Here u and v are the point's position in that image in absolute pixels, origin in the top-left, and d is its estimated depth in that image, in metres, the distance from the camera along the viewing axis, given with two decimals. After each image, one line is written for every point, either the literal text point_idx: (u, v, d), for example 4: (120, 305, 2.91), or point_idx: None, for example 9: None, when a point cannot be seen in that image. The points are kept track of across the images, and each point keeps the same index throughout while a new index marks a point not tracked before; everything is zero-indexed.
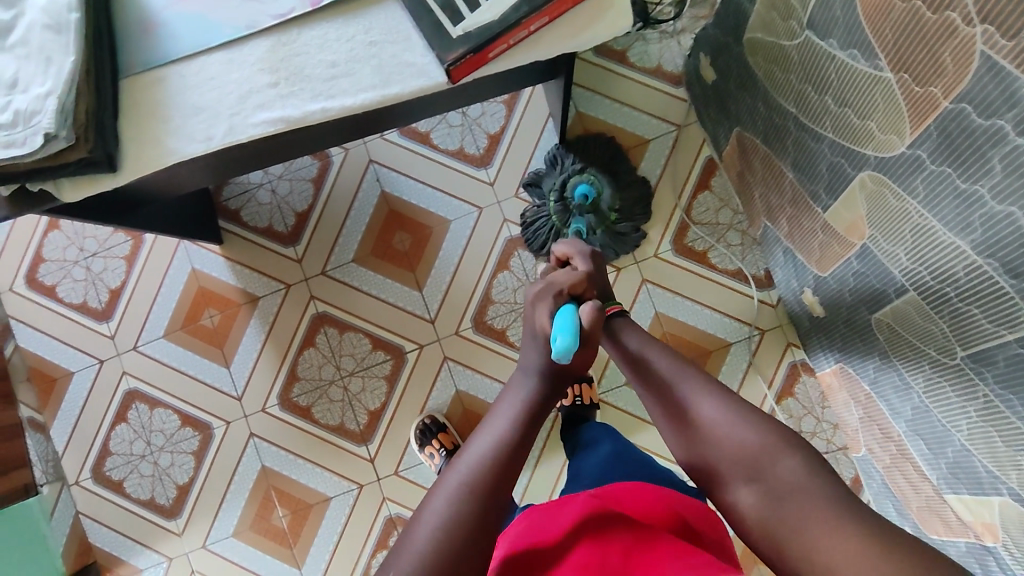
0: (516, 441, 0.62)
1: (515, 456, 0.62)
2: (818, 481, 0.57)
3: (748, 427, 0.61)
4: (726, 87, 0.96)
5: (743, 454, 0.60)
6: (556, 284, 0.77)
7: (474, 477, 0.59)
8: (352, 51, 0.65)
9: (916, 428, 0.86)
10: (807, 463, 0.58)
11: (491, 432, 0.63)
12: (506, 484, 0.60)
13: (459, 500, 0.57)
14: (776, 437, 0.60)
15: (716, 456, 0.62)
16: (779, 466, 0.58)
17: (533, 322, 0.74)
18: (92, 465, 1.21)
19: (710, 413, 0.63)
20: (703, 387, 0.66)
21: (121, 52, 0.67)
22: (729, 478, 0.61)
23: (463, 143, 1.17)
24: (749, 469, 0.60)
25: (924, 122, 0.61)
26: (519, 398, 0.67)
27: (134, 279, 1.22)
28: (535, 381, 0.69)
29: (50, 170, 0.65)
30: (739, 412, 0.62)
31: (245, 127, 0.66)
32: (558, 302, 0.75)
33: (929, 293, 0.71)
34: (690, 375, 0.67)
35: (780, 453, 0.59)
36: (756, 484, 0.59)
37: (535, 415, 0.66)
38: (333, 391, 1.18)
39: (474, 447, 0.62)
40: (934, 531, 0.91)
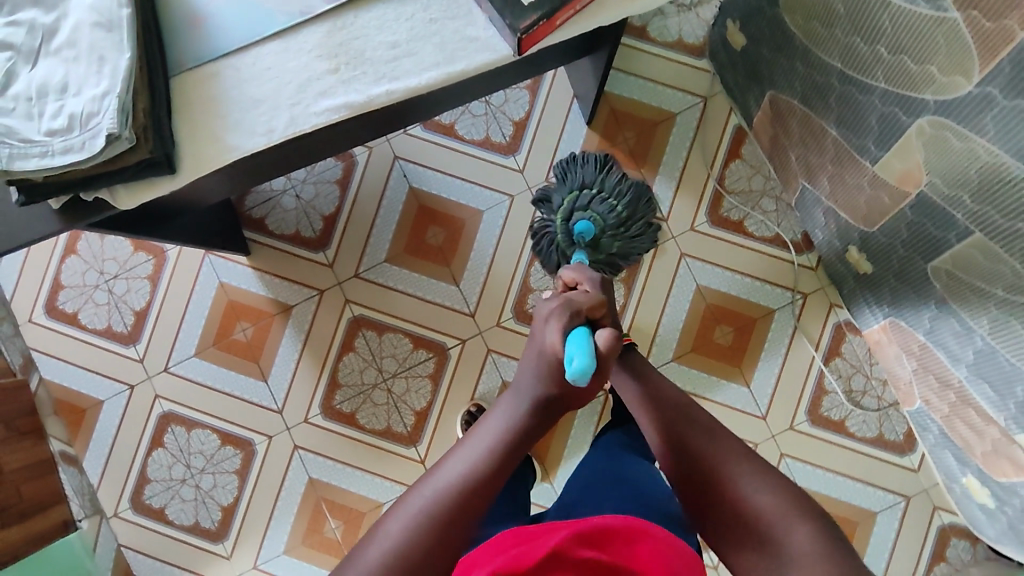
0: (490, 473, 0.59)
1: (487, 489, 0.58)
2: (830, 552, 0.54)
3: (763, 486, 0.59)
4: (758, 52, 0.97)
5: (753, 518, 0.58)
6: (575, 303, 0.70)
7: (436, 503, 0.56)
8: (412, 29, 0.64)
9: (980, 371, 0.86)
10: (820, 531, 0.56)
11: (465, 455, 0.60)
12: (470, 516, 0.57)
13: (418, 525, 0.55)
14: (788, 504, 0.58)
15: (724, 514, 0.60)
16: (789, 530, 0.56)
17: (542, 341, 0.67)
18: (130, 495, 1.17)
19: (725, 466, 0.62)
20: (717, 441, 0.64)
21: (170, 49, 0.65)
22: (735, 541, 0.59)
23: (489, 132, 1.16)
24: (759, 533, 0.57)
25: (995, 57, 0.61)
26: (502, 421, 0.63)
27: (159, 298, 1.18)
28: (525, 404, 0.64)
29: (108, 175, 0.62)
30: (754, 473, 0.61)
31: (307, 116, 0.64)
32: (573, 322, 0.67)
33: (997, 232, 0.71)
34: (704, 429, 0.66)
35: (792, 521, 0.57)
36: (764, 551, 0.57)
37: (516, 446, 0.62)
38: (377, 394, 1.16)
39: (444, 469, 0.59)
40: (1002, 474, 0.90)
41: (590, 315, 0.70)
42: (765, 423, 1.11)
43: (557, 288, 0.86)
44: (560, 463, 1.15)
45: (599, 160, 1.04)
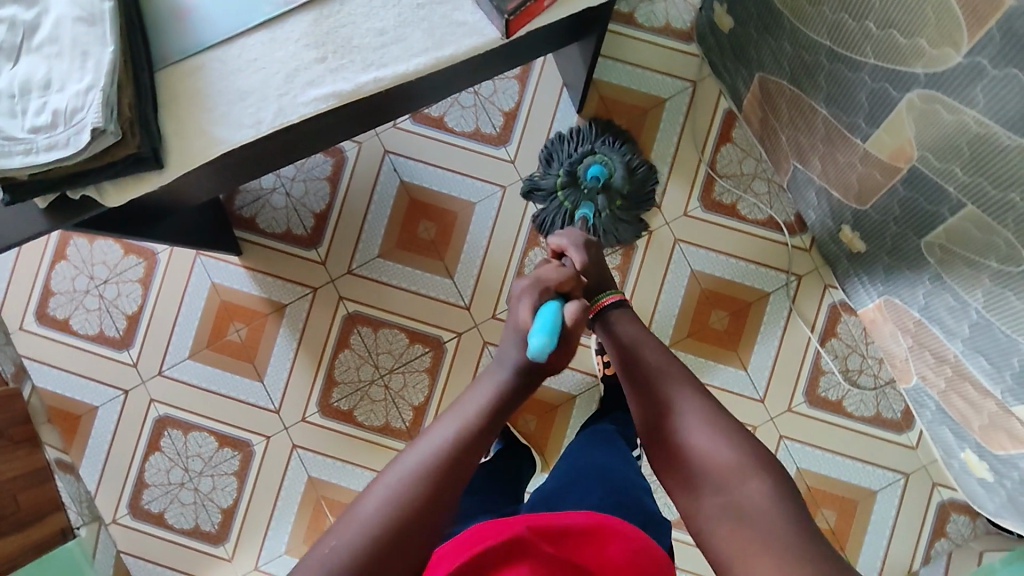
0: (478, 433, 0.60)
1: (476, 448, 0.60)
2: (780, 506, 0.58)
3: (726, 442, 0.63)
4: (746, 34, 0.97)
5: (715, 469, 0.62)
6: (543, 280, 0.73)
7: (429, 459, 0.57)
8: (400, 15, 0.63)
9: (976, 344, 0.86)
10: (774, 487, 0.59)
11: (456, 418, 0.61)
12: (460, 473, 0.58)
13: (413, 481, 0.56)
14: (748, 458, 0.61)
15: (687, 462, 0.64)
16: (745, 485, 0.60)
17: (514, 317, 0.71)
18: (129, 500, 1.16)
19: (693, 421, 0.65)
20: (688, 393, 0.68)
21: (154, 43, 0.64)
22: (694, 489, 0.63)
23: (479, 123, 1.15)
24: (718, 482, 0.61)
25: (984, 26, 0.61)
26: (490, 388, 0.64)
27: (151, 302, 1.17)
28: (510, 371, 0.66)
29: (95, 172, 0.61)
30: (720, 428, 0.64)
31: (295, 107, 0.64)
32: (542, 299, 0.71)
33: (989, 203, 0.71)
34: (676, 381, 0.69)
35: (749, 475, 0.60)
36: (721, 499, 0.60)
37: (502, 408, 0.64)
38: (374, 390, 1.15)
39: (437, 429, 0.60)
40: (1000, 447, 0.91)
41: (560, 289, 0.74)
42: (763, 406, 1.11)
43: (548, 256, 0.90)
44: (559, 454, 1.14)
45: (590, 129, 1.09)
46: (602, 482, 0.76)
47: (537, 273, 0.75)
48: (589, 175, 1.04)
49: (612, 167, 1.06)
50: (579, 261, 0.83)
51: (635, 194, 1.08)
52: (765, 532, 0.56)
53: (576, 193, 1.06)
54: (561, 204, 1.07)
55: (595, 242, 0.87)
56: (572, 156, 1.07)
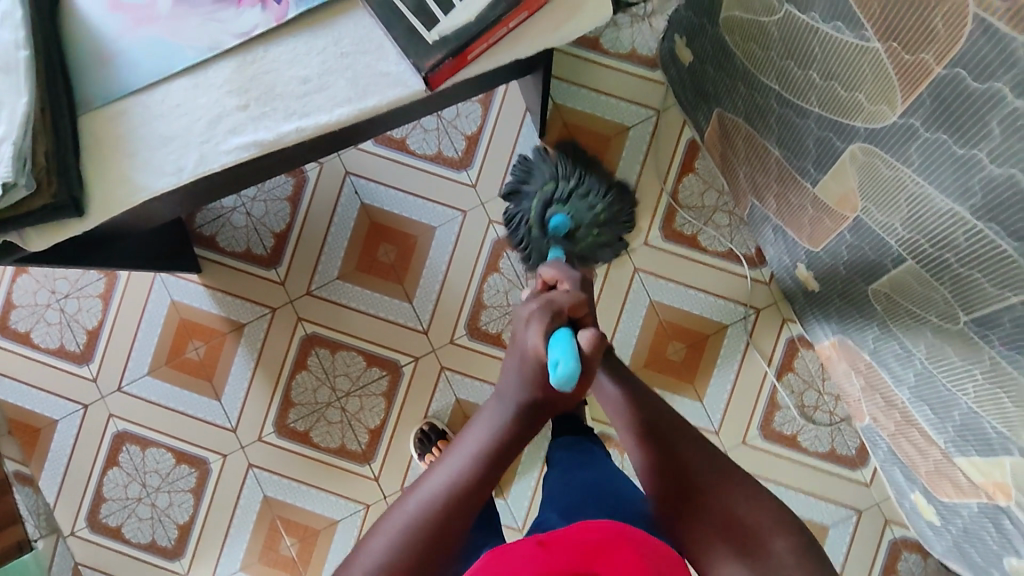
0: (471, 484, 0.56)
1: (473, 498, 0.56)
2: (811, 567, 0.54)
3: (749, 501, 0.58)
4: (704, 69, 0.95)
5: (735, 526, 0.56)
6: (554, 304, 0.66)
7: (419, 517, 0.54)
8: (324, 63, 0.63)
9: (920, 394, 0.85)
10: (801, 545, 0.55)
11: (450, 463, 0.57)
12: (453, 530, 0.55)
13: (403, 540, 0.53)
14: (774, 516, 0.56)
15: (706, 522, 0.58)
16: (776, 547, 0.55)
17: (523, 343, 0.64)
18: (87, 514, 1.17)
19: (714, 481, 0.59)
20: (701, 449, 0.62)
21: (77, 87, 0.63)
22: (716, 550, 0.57)
23: (441, 147, 1.15)
24: (739, 540, 0.56)
25: (916, 89, 0.59)
26: (489, 427, 0.59)
27: (111, 318, 1.17)
28: (510, 409, 0.60)
29: (14, 220, 0.61)
30: (742, 485, 0.59)
31: (217, 155, 0.63)
32: (553, 326, 0.64)
33: (927, 260, 0.70)
34: (690, 435, 0.63)
35: (776, 534, 0.55)
36: (746, 559, 0.55)
37: (500, 454, 0.59)
38: (331, 412, 1.16)
39: (430, 479, 0.56)
40: (945, 494, 0.91)
41: (571, 315, 0.68)
42: (717, 438, 1.11)
43: (536, 286, 0.82)
44: (513, 480, 1.15)
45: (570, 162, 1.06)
46: None
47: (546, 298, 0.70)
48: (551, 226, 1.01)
49: (577, 218, 1.01)
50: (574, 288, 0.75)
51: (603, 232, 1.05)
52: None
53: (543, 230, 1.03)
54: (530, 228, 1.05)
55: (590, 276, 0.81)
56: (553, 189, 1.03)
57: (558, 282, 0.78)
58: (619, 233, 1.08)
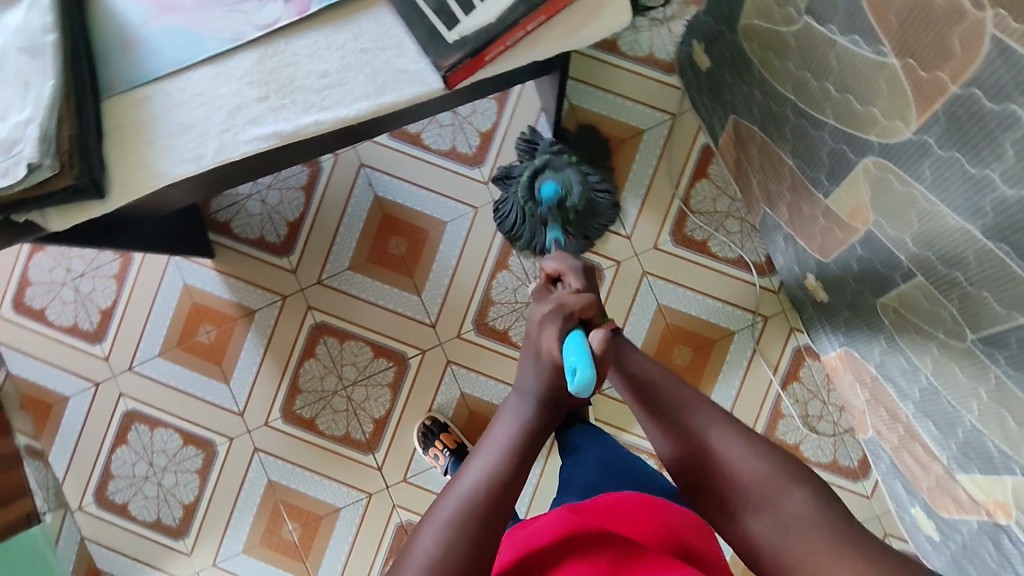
0: (508, 471, 0.59)
1: (510, 491, 0.59)
2: (828, 511, 0.56)
3: (756, 457, 0.60)
4: (721, 76, 0.95)
5: (750, 485, 0.59)
6: (566, 305, 0.69)
7: (463, 514, 0.56)
8: (343, 59, 0.63)
9: (924, 409, 0.85)
10: (815, 493, 0.57)
11: (485, 455, 0.61)
12: (498, 516, 0.57)
13: (452, 539, 0.54)
14: (783, 468, 0.59)
15: (724, 485, 0.60)
16: (791, 499, 0.57)
17: (538, 344, 0.67)
18: (94, 490, 1.19)
19: (721, 443, 0.61)
20: (703, 412, 0.64)
21: (101, 72, 0.64)
22: (737, 509, 0.59)
23: (455, 143, 1.15)
24: (755, 497, 0.58)
25: (931, 107, 0.59)
26: (514, 422, 0.63)
27: (125, 298, 1.19)
28: (530, 407, 0.65)
29: (35, 200, 0.62)
30: (747, 441, 0.61)
31: (236, 144, 0.64)
32: (566, 328, 0.67)
33: (937, 277, 0.70)
34: (692, 402, 0.65)
35: (789, 485, 0.58)
36: (763, 516, 0.57)
37: (527, 449, 0.62)
38: (337, 401, 1.17)
39: (468, 472, 0.59)
40: (946, 510, 0.91)
41: (581, 317, 0.69)
42: None
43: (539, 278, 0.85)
44: None
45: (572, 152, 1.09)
46: None
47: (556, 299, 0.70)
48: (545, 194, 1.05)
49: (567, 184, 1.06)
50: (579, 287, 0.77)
51: (589, 218, 1.09)
52: (814, 532, 0.55)
53: (532, 199, 1.07)
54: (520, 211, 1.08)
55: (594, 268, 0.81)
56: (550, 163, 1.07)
57: (563, 276, 0.79)
58: (605, 221, 1.11)
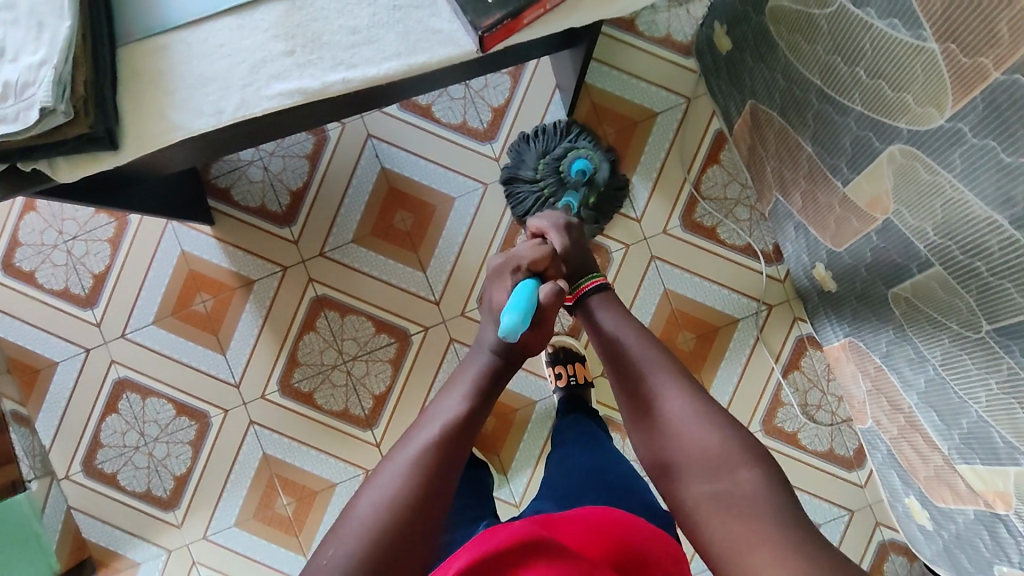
0: (467, 421, 0.62)
1: (459, 448, 0.60)
2: (775, 496, 0.55)
3: (712, 429, 0.60)
4: (743, 59, 0.95)
5: (699, 454, 0.59)
6: (515, 259, 0.73)
7: (423, 454, 0.58)
8: (374, 15, 0.61)
9: (929, 399, 0.86)
10: (766, 476, 0.57)
11: (446, 406, 0.63)
12: (454, 461, 0.59)
13: (407, 481, 0.56)
14: (738, 445, 0.58)
15: (668, 447, 0.61)
16: (736, 475, 0.57)
17: (492, 297, 0.72)
18: (83, 458, 1.16)
19: (681, 411, 0.62)
20: (674, 380, 0.64)
21: (118, 17, 0.61)
22: (680, 472, 0.60)
23: (466, 117, 1.13)
24: (707, 467, 0.58)
25: (969, 93, 0.59)
26: (472, 373, 0.66)
27: (119, 263, 1.16)
28: (488, 358, 0.68)
29: (45, 148, 0.60)
30: (711, 416, 0.61)
31: (258, 100, 0.62)
32: (517, 279, 0.72)
33: (955, 267, 0.70)
34: (661, 367, 0.65)
35: (739, 463, 0.57)
36: (707, 484, 0.58)
37: (486, 394, 0.65)
38: (335, 375, 1.15)
39: (430, 420, 0.61)
40: (941, 499, 0.91)
41: (533, 269, 0.73)
42: None
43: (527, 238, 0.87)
44: (513, 461, 1.14)
45: (558, 125, 1.09)
46: (549, 489, 0.76)
47: (511, 253, 0.75)
48: (574, 169, 1.06)
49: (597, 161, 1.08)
50: (560, 243, 0.79)
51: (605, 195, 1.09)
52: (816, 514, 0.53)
53: (558, 185, 1.07)
54: (540, 191, 1.08)
55: (576, 224, 0.84)
56: (552, 153, 1.08)
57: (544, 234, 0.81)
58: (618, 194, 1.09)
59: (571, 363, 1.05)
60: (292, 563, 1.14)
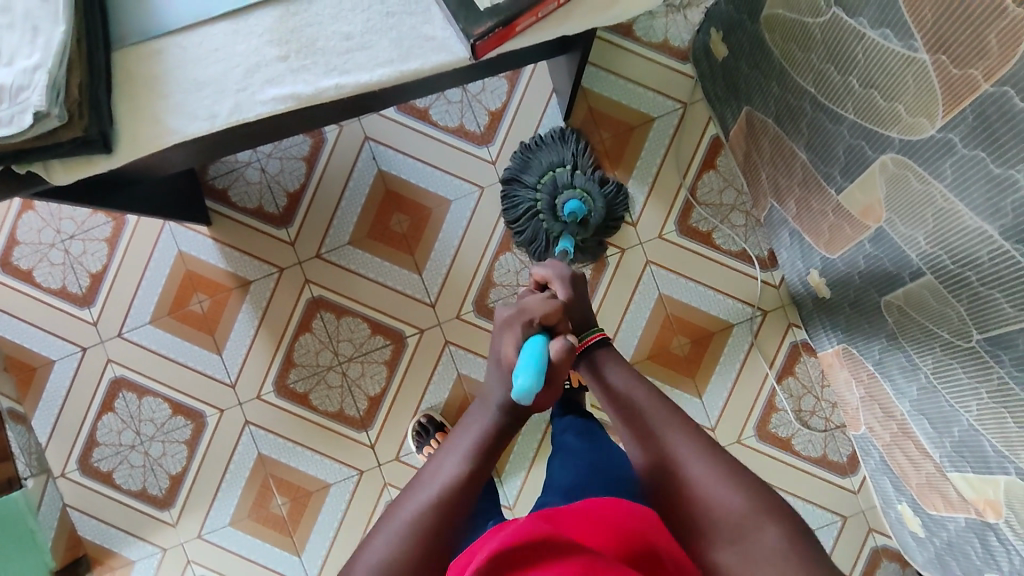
0: (465, 486, 0.58)
1: (454, 514, 0.57)
2: (803, 552, 0.53)
3: (733, 489, 0.56)
4: (738, 65, 0.95)
5: (724, 518, 0.55)
6: (527, 312, 0.67)
7: (413, 524, 0.56)
8: (367, 21, 0.62)
9: (921, 407, 0.86)
10: (792, 532, 0.54)
11: (443, 469, 0.59)
12: (447, 530, 0.57)
13: (395, 552, 0.54)
14: (761, 503, 0.55)
15: (690, 512, 0.58)
16: (764, 535, 0.53)
17: (499, 349, 0.65)
18: (79, 456, 1.16)
19: (699, 471, 0.58)
20: (688, 437, 0.61)
21: (113, 21, 0.62)
22: (705, 538, 0.56)
23: (463, 120, 1.14)
24: (731, 531, 0.55)
25: (959, 104, 0.59)
26: (474, 431, 0.61)
27: (116, 262, 1.16)
28: (492, 414, 0.62)
29: (39, 151, 0.60)
30: (729, 473, 0.57)
31: (252, 104, 0.62)
32: (527, 333, 0.65)
33: (946, 276, 0.70)
34: (674, 424, 0.62)
35: (764, 521, 0.54)
36: (734, 549, 0.54)
37: (487, 455, 0.61)
38: (331, 376, 1.16)
39: (425, 484, 0.58)
40: (933, 506, 0.92)
41: (545, 323, 0.67)
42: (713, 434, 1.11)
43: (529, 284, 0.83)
44: (507, 463, 1.14)
45: (555, 133, 1.08)
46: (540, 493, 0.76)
47: (522, 304, 0.69)
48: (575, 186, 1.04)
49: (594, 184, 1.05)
50: (565, 297, 0.75)
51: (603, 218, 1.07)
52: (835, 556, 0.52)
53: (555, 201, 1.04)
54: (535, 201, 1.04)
55: (582, 276, 0.80)
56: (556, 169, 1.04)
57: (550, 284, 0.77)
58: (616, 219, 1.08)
59: None
60: (286, 562, 1.14)
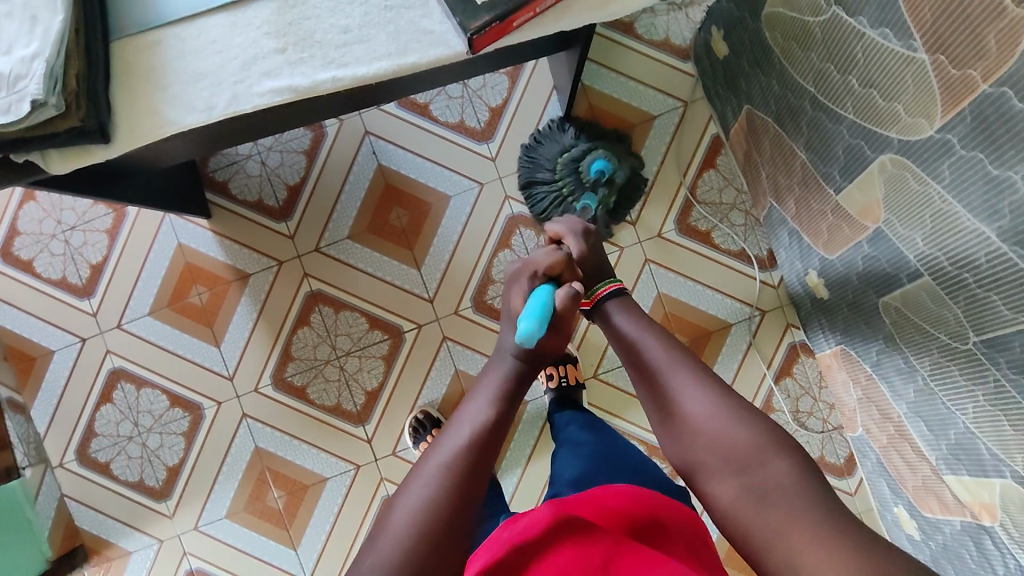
0: (492, 428, 0.60)
1: (485, 453, 0.58)
2: (810, 487, 0.54)
3: (740, 423, 0.58)
4: (739, 64, 0.95)
5: (731, 451, 0.58)
6: (532, 263, 0.71)
7: (450, 464, 0.56)
8: (366, 15, 0.62)
9: (918, 409, 0.86)
10: (799, 467, 0.55)
11: (470, 416, 0.60)
12: (482, 468, 0.57)
13: (434, 491, 0.55)
14: (769, 438, 0.57)
15: (699, 448, 0.60)
16: (769, 468, 0.55)
17: (508, 301, 0.70)
18: (77, 447, 1.17)
19: (706, 408, 0.60)
20: (695, 377, 0.62)
21: (111, 11, 0.62)
22: (712, 472, 0.59)
23: (464, 116, 1.14)
24: (735, 464, 0.57)
25: (958, 104, 0.59)
26: (494, 381, 0.64)
27: (116, 254, 1.16)
28: (510, 363, 0.65)
29: (37, 140, 0.60)
30: (734, 410, 0.59)
31: (249, 96, 0.62)
32: (533, 285, 0.70)
33: (944, 278, 0.70)
34: (681, 364, 0.64)
35: (771, 456, 0.56)
36: (741, 480, 0.56)
37: (510, 400, 0.63)
38: (328, 370, 1.16)
39: (454, 430, 0.59)
40: (929, 509, 0.91)
41: (550, 274, 0.71)
42: None
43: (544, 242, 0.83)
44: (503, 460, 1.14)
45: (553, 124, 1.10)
46: None
47: (527, 258, 0.72)
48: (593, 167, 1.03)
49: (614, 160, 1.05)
50: (578, 250, 0.75)
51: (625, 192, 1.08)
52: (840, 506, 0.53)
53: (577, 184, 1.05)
54: (559, 189, 1.06)
55: (594, 230, 0.80)
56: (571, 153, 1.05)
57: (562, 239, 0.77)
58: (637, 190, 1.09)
59: (562, 363, 1.06)
60: (282, 556, 1.15)
